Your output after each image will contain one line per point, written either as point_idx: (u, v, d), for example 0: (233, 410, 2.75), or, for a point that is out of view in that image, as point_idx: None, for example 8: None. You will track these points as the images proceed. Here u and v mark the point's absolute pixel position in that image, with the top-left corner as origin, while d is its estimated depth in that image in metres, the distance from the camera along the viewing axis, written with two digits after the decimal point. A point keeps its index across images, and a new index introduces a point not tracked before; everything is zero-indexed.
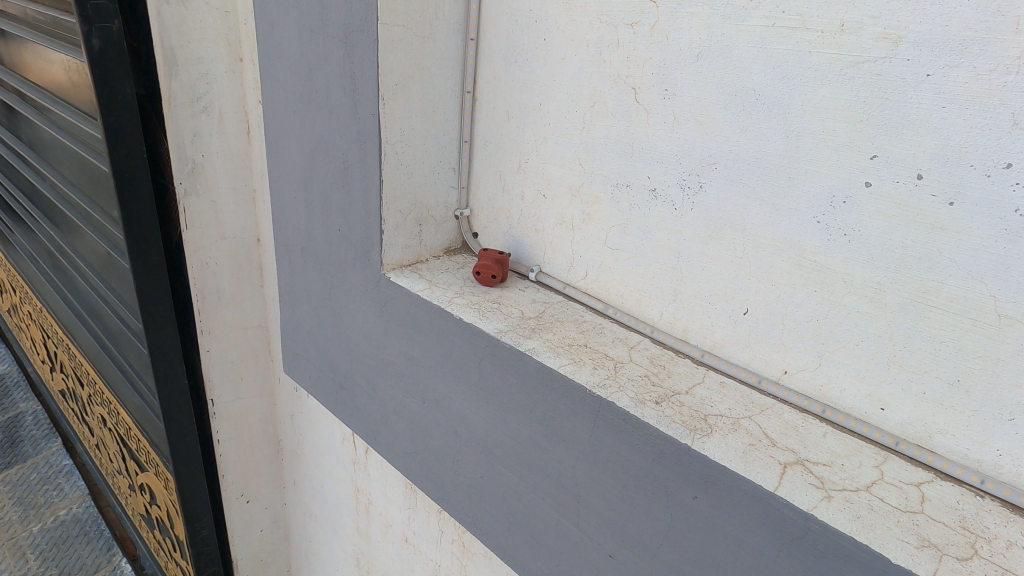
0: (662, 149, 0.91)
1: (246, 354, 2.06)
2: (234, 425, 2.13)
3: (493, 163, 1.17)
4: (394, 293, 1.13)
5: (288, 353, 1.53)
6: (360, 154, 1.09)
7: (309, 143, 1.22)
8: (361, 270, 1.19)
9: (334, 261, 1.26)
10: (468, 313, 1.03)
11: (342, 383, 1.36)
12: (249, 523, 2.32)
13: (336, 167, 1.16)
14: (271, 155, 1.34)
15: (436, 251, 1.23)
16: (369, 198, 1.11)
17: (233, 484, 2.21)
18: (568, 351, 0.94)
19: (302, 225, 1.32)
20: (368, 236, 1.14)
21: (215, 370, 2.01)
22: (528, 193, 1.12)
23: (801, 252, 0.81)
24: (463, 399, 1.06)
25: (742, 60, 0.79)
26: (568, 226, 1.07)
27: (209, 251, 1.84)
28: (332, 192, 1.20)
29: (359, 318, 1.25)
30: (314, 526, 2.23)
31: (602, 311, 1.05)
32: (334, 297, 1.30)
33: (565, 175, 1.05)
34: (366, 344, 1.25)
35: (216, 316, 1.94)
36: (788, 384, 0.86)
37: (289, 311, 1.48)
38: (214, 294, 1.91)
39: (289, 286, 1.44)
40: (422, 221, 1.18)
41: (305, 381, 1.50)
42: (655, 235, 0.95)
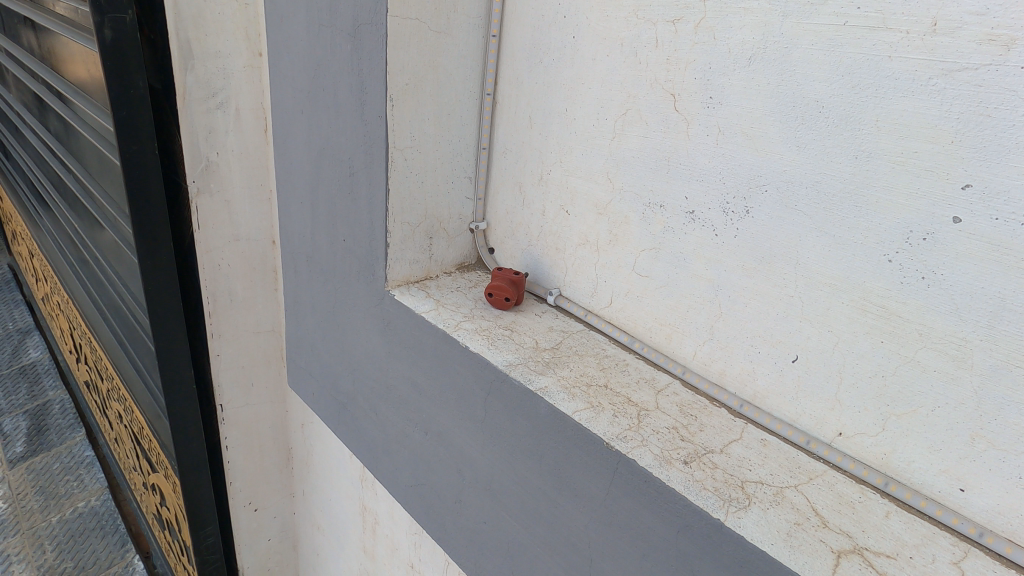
0: (703, 167, 0.79)
1: (257, 360, 1.99)
2: (243, 431, 2.07)
3: (512, 173, 1.05)
4: (399, 314, 1.03)
5: (293, 366, 1.45)
6: (367, 160, 1.00)
7: (315, 147, 1.13)
8: (365, 285, 1.09)
9: (338, 273, 1.16)
10: (476, 341, 0.92)
11: (344, 403, 1.27)
12: (257, 532, 2.25)
13: (342, 173, 1.07)
14: (279, 157, 1.26)
15: (448, 268, 1.12)
16: (375, 209, 1.01)
17: (241, 491, 2.15)
18: (584, 393, 0.82)
19: (307, 234, 1.23)
20: (373, 249, 1.04)
21: (225, 375, 1.94)
22: (550, 209, 1.00)
23: (867, 295, 0.68)
24: (468, 435, 0.95)
25: (805, 65, 0.67)
26: (592, 248, 0.95)
27: (222, 253, 1.78)
28: (337, 201, 1.10)
29: (363, 336, 1.15)
30: (322, 539, 2.15)
31: (627, 344, 0.92)
32: (338, 313, 1.20)
33: (591, 192, 0.93)
34: (370, 365, 1.15)
35: (228, 319, 1.87)
36: (843, 447, 0.73)
37: (294, 324, 1.39)
38: (226, 297, 1.84)
39: (294, 297, 1.36)
40: (433, 235, 1.07)
41: (308, 398, 1.41)
42: (691, 264, 0.83)
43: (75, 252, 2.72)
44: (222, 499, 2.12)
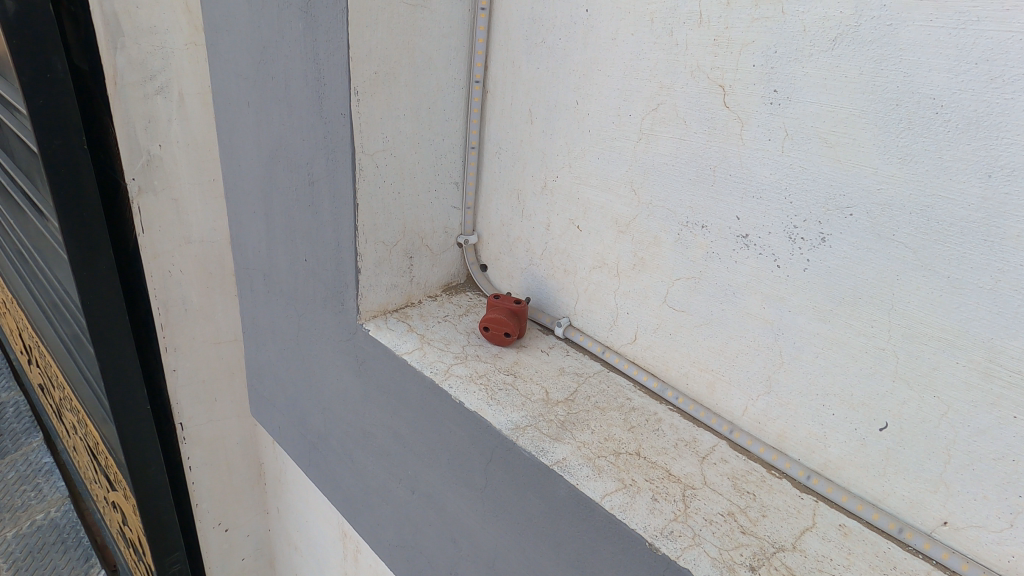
0: (761, 180, 0.61)
1: (217, 371, 1.74)
2: (207, 449, 1.87)
3: (508, 177, 0.86)
4: (375, 353, 0.85)
5: (256, 394, 1.26)
6: (329, 168, 0.80)
7: (267, 148, 0.93)
8: (334, 315, 0.91)
9: (302, 297, 0.98)
10: (472, 393, 0.74)
11: (316, 443, 1.09)
12: (229, 553, 2.08)
13: (300, 182, 0.88)
14: (228, 158, 1.06)
15: (433, 290, 0.94)
16: (341, 227, 0.82)
17: (208, 512, 1.97)
18: (612, 467, 0.66)
19: (263, 249, 1.04)
20: (342, 273, 0.86)
21: (183, 392, 1.71)
22: (556, 223, 0.82)
23: (994, 357, 0.51)
24: (465, 504, 0.78)
25: (916, 50, 0.49)
26: (611, 273, 0.78)
27: (171, 257, 1.49)
28: (296, 214, 0.91)
29: (333, 372, 0.97)
30: (300, 559, 1.99)
31: (658, 392, 0.76)
32: (303, 342, 1.02)
33: (610, 205, 0.75)
34: (344, 405, 0.97)
35: (184, 331, 1.61)
36: (948, 540, 0.57)
37: (254, 348, 1.20)
38: (180, 307, 1.57)
39: (253, 319, 1.17)
40: (414, 254, 0.89)
41: (275, 430, 1.23)
42: (742, 299, 0.66)
43: (14, 249, 2.46)
44: (188, 522, 1.94)
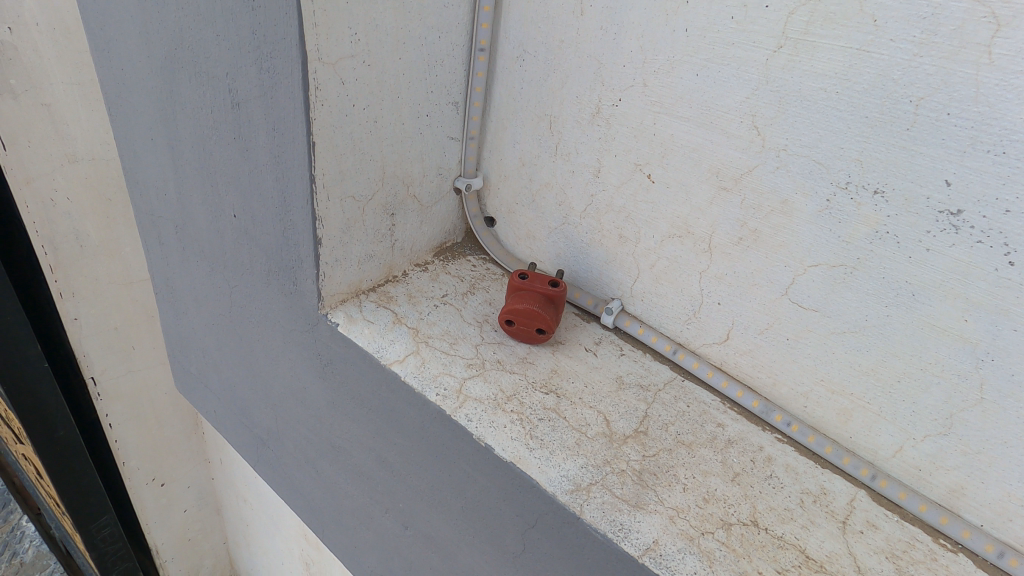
0: (1011, 124, 0.36)
1: (129, 318, 1.27)
2: (130, 406, 1.38)
3: (534, 98, 0.59)
4: (349, 356, 0.60)
5: (180, 369, 0.99)
6: (266, 82, 0.51)
7: (162, 44, 0.61)
8: (285, 297, 0.64)
9: (236, 264, 0.70)
10: (502, 430, 0.51)
11: (266, 440, 0.85)
12: (167, 509, 1.64)
13: (219, 101, 0.57)
14: (102, 56, 0.72)
15: (422, 256, 0.68)
16: (289, 175, 0.54)
17: (140, 469, 1.51)
18: (726, 552, 0.44)
19: (172, 193, 0.74)
20: (292, 241, 0.58)
21: (89, 345, 1.23)
22: (610, 169, 0.56)
23: None
24: (487, 565, 0.57)
25: None
26: (696, 246, 0.53)
27: (51, 181, 1.03)
28: (217, 149, 0.62)
29: (286, 366, 0.71)
30: (258, 525, 1.61)
31: (760, 416, 0.55)
32: (243, 322, 0.75)
33: (708, 147, 0.49)
34: (302, 407, 0.73)
35: (80, 273, 1.15)
36: None
37: (173, 316, 0.92)
38: (72, 243, 1.11)
39: (167, 279, 0.88)
40: (397, 209, 0.61)
41: (209, 413, 0.98)
42: (927, 306, 0.43)
43: None
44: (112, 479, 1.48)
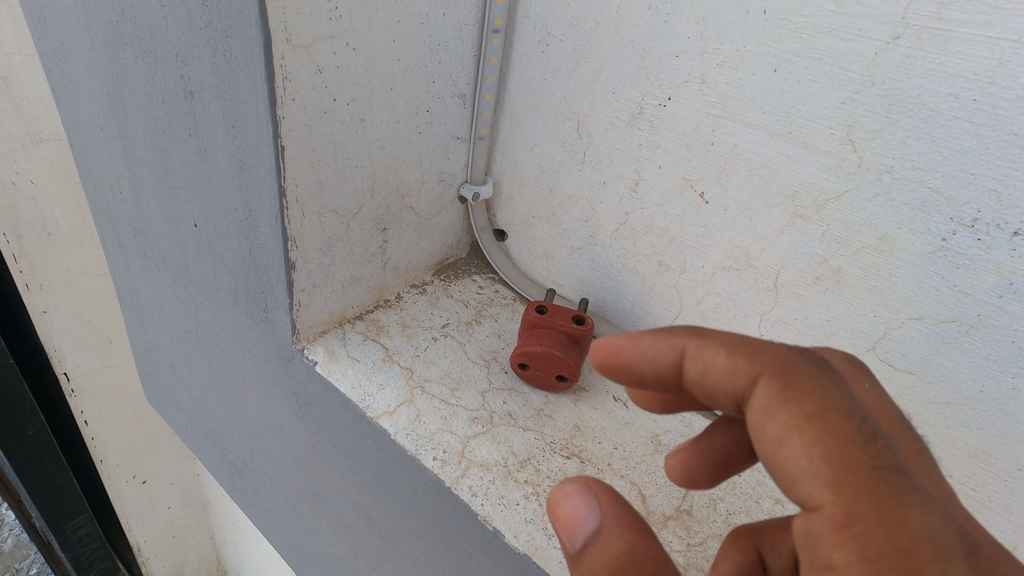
0: None
1: (113, 313, 1.06)
2: (108, 401, 1.15)
3: (560, 92, 0.48)
4: (329, 399, 0.50)
5: (150, 381, 0.89)
6: (222, 69, 0.40)
7: (102, 13, 0.49)
8: (255, 323, 0.54)
9: (200, 280, 0.59)
10: (512, 509, 0.41)
11: (241, 468, 0.75)
12: (149, 507, 1.35)
13: (171, 88, 0.46)
14: (36, 22, 0.59)
15: (420, 275, 0.58)
16: (254, 184, 0.43)
17: (118, 466, 1.24)
18: None
19: (128, 194, 0.63)
20: (261, 261, 0.48)
21: (60, 339, 1.02)
22: (651, 184, 0.46)
23: None
24: None
25: None
26: (757, 283, 0.44)
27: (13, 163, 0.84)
28: (173, 146, 0.51)
29: (259, 397, 0.61)
30: (228, 540, 1.46)
31: None
32: (211, 343, 0.65)
33: (784, 162, 0.39)
34: (278, 443, 0.63)
35: (52, 261, 0.95)
36: None
37: (139, 325, 0.81)
38: (38, 232, 0.91)
39: (129, 286, 0.77)
40: (389, 223, 0.51)
41: (180, 431, 0.88)
42: None
43: None
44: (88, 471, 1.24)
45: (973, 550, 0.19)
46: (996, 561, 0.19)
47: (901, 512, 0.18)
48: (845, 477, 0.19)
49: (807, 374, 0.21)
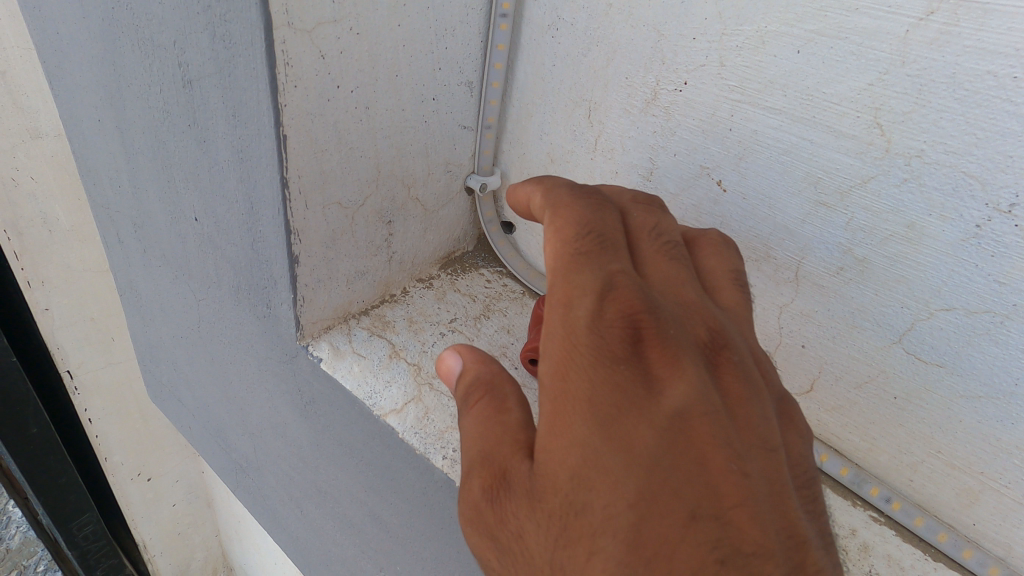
0: None
1: (115, 311, 1.05)
2: (112, 399, 1.13)
3: (570, 78, 0.47)
4: (335, 396, 0.49)
5: (152, 379, 0.87)
6: (221, 55, 0.38)
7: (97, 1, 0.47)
8: (258, 319, 0.52)
9: (201, 276, 0.58)
10: None
11: (244, 466, 0.74)
12: (154, 505, 1.34)
13: (169, 77, 0.45)
14: (31, 12, 0.57)
15: (426, 268, 0.56)
16: (255, 175, 0.42)
17: (123, 465, 1.23)
18: None
19: (127, 189, 0.62)
20: (263, 256, 0.46)
21: (62, 337, 1.01)
22: (666, 172, 0.44)
23: None
24: None
25: None
26: (777, 274, 0.42)
27: (12, 159, 0.83)
28: (171, 138, 0.49)
29: (263, 395, 0.60)
30: (233, 537, 1.45)
31: (850, 488, 0.44)
32: (213, 340, 0.64)
33: (806, 148, 0.37)
34: (283, 441, 0.62)
35: (53, 258, 0.93)
36: None
37: (141, 322, 0.80)
38: (39, 229, 0.90)
39: (130, 283, 0.76)
40: (395, 215, 0.50)
41: (183, 430, 0.87)
42: None
43: None
44: (92, 468, 1.23)
45: (604, 268, 0.30)
46: (624, 281, 0.29)
47: (553, 260, 0.31)
48: (557, 267, 0.31)
49: (548, 197, 0.34)
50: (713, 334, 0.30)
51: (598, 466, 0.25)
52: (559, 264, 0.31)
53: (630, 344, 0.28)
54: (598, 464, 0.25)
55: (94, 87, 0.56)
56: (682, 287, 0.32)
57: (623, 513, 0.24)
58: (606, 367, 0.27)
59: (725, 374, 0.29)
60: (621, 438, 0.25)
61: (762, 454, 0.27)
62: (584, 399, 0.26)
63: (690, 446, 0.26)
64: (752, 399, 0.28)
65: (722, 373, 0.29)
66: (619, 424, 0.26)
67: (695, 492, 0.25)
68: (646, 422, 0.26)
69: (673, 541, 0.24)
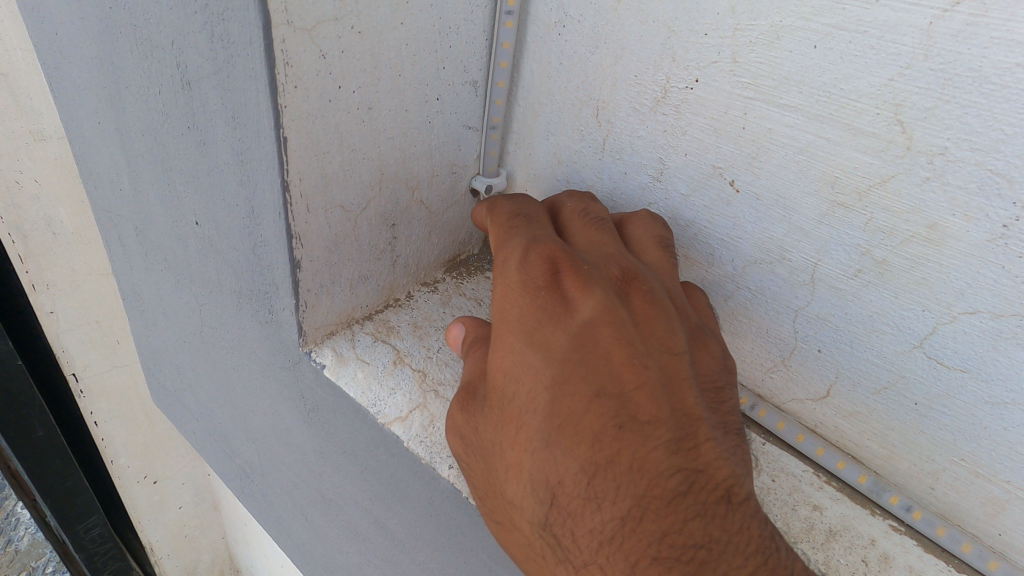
0: None
1: (119, 315, 1.05)
2: (117, 403, 1.13)
3: (578, 77, 0.45)
4: (339, 403, 0.48)
5: (156, 385, 0.87)
6: (220, 56, 0.37)
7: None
8: (260, 324, 0.52)
9: (203, 281, 0.57)
10: None
11: (249, 472, 0.73)
12: (161, 508, 1.34)
13: (167, 78, 0.44)
14: (29, 13, 0.56)
15: (430, 272, 0.55)
16: (255, 179, 0.41)
17: (128, 468, 1.22)
18: None
19: (129, 192, 0.61)
20: (265, 261, 0.45)
21: (67, 340, 1.00)
22: (676, 172, 0.43)
23: None
24: None
25: None
26: (793, 276, 0.41)
27: (16, 162, 0.82)
28: (171, 140, 0.48)
29: (267, 401, 0.59)
30: (240, 540, 1.45)
31: (868, 495, 0.43)
32: (216, 346, 0.63)
33: (824, 147, 0.36)
34: (287, 448, 0.61)
35: (57, 262, 0.93)
36: None
37: (144, 327, 0.79)
38: (43, 232, 0.89)
39: (133, 288, 0.76)
40: (398, 218, 0.49)
41: (188, 435, 0.86)
42: None
43: None
44: (99, 471, 1.23)
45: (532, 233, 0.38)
46: (549, 239, 0.38)
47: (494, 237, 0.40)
48: (503, 238, 0.39)
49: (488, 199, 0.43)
50: (626, 273, 0.38)
51: (524, 365, 0.34)
52: (501, 233, 0.39)
53: (552, 278, 0.36)
54: (523, 364, 0.34)
55: (94, 90, 0.55)
56: (605, 245, 0.40)
57: (541, 396, 0.33)
58: (531, 297, 0.35)
59: (634, 300, 0.37)
60: (542, 343, 0.34)
61: (659, 354, 0.36)
62: (517, 321, 0.35)
63: (593, 347, 0.34)
64: (652, 315, 0.37)
65: (631, 300, 0.37)
66: (539, 334, 0.35)
67: (597, 379, 0.34)
68: (559, 332, 0.34)
69: (578, 412, 0.33)
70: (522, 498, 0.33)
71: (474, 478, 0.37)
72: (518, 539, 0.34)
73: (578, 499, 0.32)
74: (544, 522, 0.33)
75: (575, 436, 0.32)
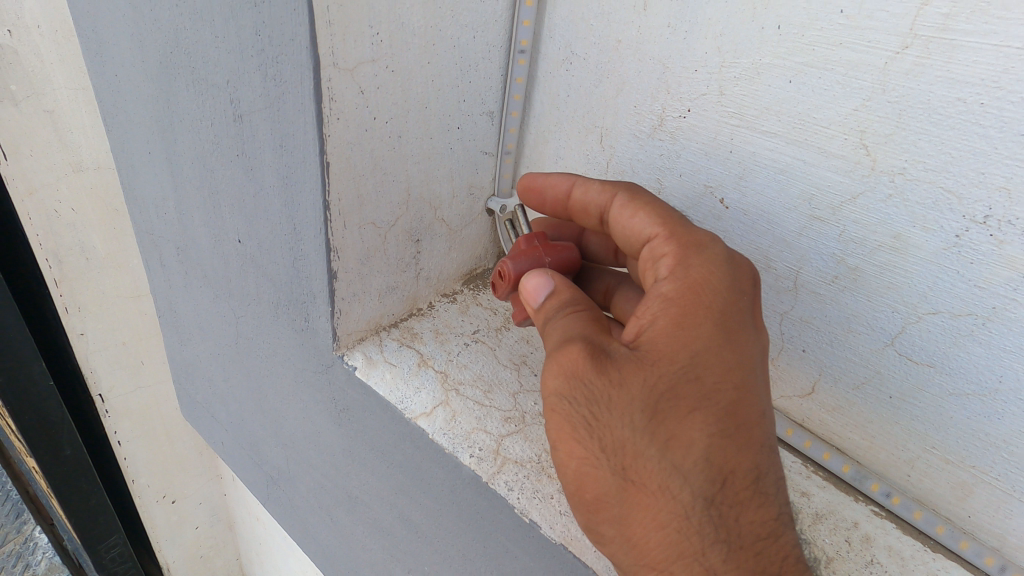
0: None
1: (145, 335, 1.10)
2: (139, 423, 1.18)
3: (584, 107, 0.51)
4: (368, 402, 0.52)
5: (187, 397, 0.92)
6: (272, 92, 0.43)
7: (156, 45, 0.53)
8: (296, 332, 0.57)
9: (242, 295, 0.63)
10: (548, 503, 0.43)
11: (276, 477, 0.78)
12: (178, 527, 1.38)
13: (221, 112, 0.50)
14: (92, 55, 0.63)
15: (450, 284, 0.60)
16: (298, 199, 0.46)
17: (148, 487, 1.27)
18: None
19: (173, 214, 0.67)
20: (303, 272, 0.51)
21: (99, 358, 1.06)
22: (673, 191, 0.48)
23: None
24: None
25: None
26: (779, 283, 0.45)
27: (56, 192, 0.88)
28: (219, 167, 0.54)
29: (298, 405, 0.64)
30: (254, 560, 1.49)
31: (852, 484, 0.47)
32: (251, 355, 0.68)
33: (801, 168, 0.41)
34: (316, 450, 0.65)
35: (92, 285, 0.99)
36: None
37: (178, 342, 0.85)
38: (77, 257, 0.95)
39: (170, 304, 0.81)
40: (423, 234, 0.54)
41: (217, 445, 0.91)
42: None
43: None
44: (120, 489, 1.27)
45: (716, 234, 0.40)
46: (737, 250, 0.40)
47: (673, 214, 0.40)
48: (674, 220, 0.40)
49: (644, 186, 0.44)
50: None
51: (711, 356, 0.35)
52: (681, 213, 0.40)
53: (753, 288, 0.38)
54: (710, 353, 0.35)
55: (147, 123, 0.61)
56: None
57: (727, 389, 0.35)
58: (740, 294, 0.37)
59: None
60: (732, 343, 0.36)
61: None
62: (712, 309, 0.36)
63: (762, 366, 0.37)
64: None
65: None
66: (731, 337, 0.36)
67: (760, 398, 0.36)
68: (747, 340, 0.37)
69: (744, 420, 0.35)
70: (688, 470, 0.33)
71: (599, 435, 0.34)
72: (650, 505, 0.33)
73: (726, 498, 0.33)
74: (707, 500, 0.33)
75: (737, 444, 0.34)
